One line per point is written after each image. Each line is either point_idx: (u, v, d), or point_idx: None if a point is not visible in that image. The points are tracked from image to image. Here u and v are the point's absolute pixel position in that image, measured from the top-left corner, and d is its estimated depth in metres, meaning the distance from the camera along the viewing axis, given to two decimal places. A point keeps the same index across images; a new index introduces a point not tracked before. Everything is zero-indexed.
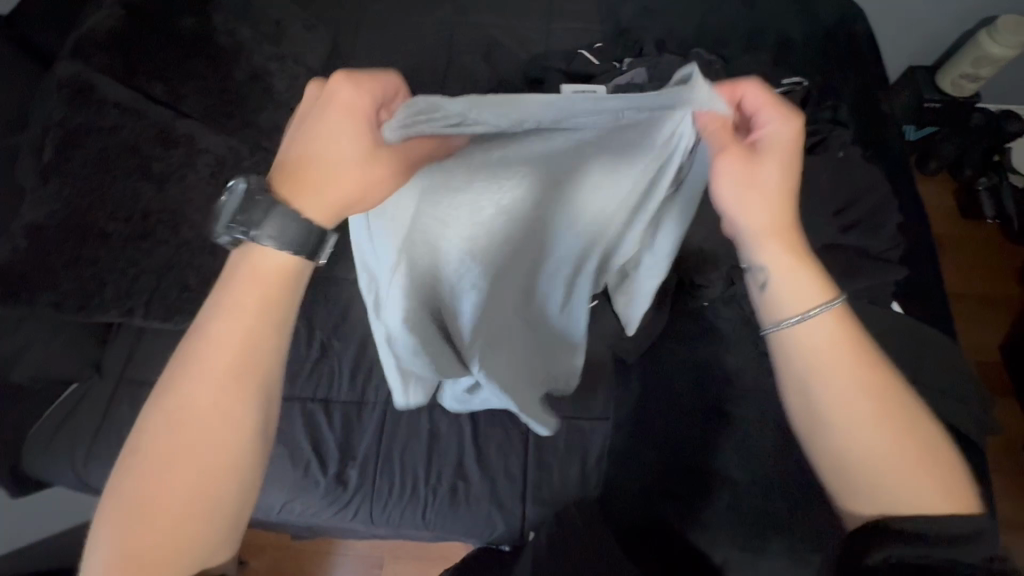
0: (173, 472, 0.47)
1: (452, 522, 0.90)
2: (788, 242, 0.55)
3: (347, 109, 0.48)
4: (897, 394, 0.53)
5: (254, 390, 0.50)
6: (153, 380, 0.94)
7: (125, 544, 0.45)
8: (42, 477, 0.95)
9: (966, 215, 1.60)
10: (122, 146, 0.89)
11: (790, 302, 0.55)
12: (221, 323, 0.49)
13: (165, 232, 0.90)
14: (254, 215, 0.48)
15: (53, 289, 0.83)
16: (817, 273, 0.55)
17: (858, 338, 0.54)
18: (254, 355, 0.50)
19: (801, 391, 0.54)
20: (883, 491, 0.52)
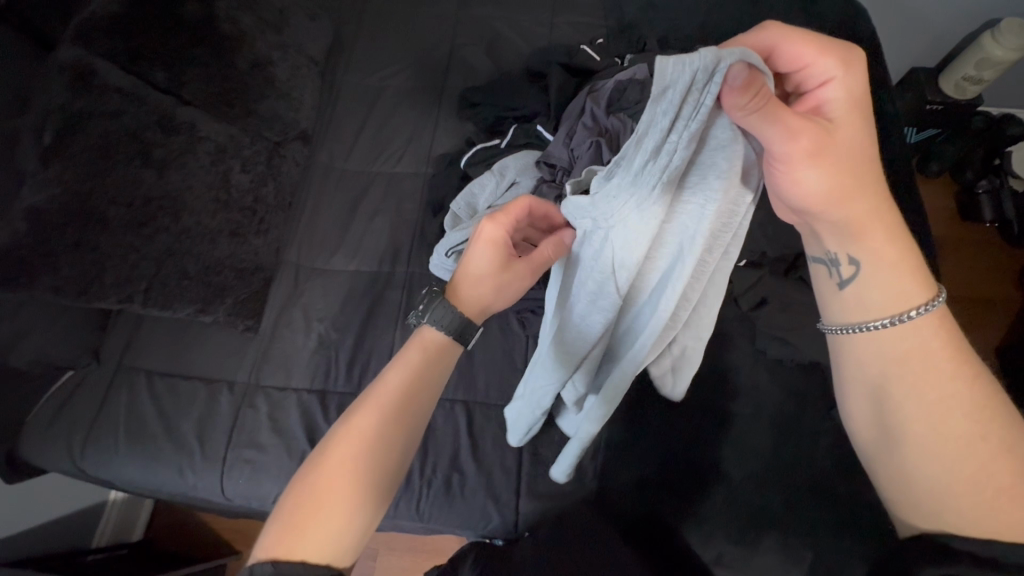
0: (334, 474, 0.52)
1: (447, 515, 0.89)
2: (888, 233, 0.54)
3: (491, 240, 0.63)
4: (992, 414, 0.50)
5: (407, 427, 0.56)
6: (151, 367, 0.95)
7: (284, 533, 0.50)
8: (38, 464, 0.95)
9: (966, 218, 1.60)
10: (123, 132, 0.88)
11: (878, 305, 0.53)
12: (393, 371, 0.58)
13: (166, 219, 0.91)
14: (432, 309, 0.62)
15: (53, 273, 0.82)
16: (917, 274, 0.54)
17: (956, 350, 0.52)
18: (415, 398, 0.57)
19: (875, 400, 0.54)
20: (948, 506, 0.49)
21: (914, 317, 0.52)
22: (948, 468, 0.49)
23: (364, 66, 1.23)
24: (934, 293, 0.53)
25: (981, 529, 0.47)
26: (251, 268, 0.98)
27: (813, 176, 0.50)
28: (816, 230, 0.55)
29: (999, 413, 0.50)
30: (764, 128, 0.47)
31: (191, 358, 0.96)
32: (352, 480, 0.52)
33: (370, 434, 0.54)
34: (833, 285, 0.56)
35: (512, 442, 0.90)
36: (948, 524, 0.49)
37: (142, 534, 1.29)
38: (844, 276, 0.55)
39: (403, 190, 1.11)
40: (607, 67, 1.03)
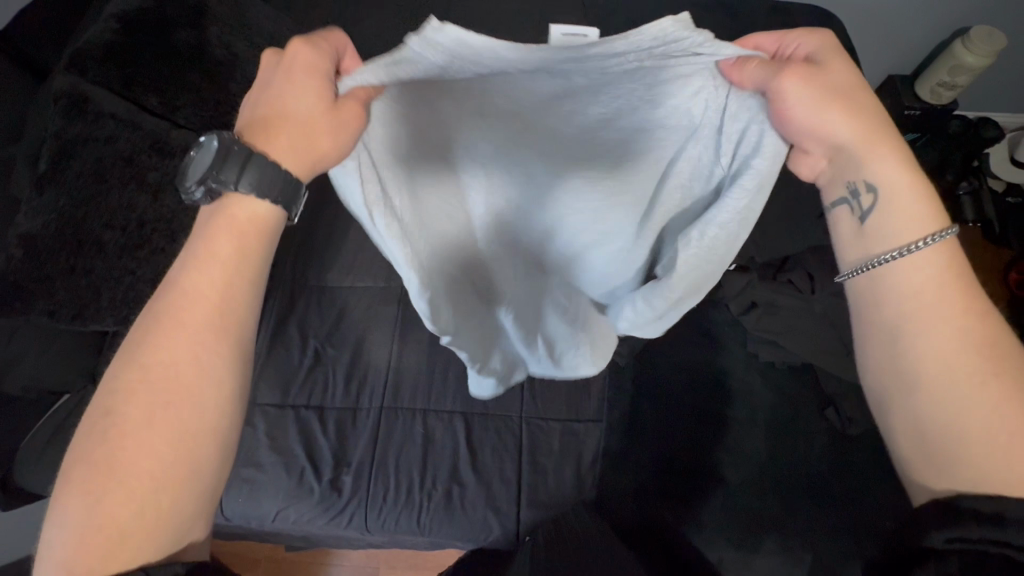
0: (152, 429, 0.46)
1: (446, 528, 0.89)
2: (903, 162, 0.55)
3: (309, 67, 0.50)
4: (998, 353, 0.51)
5: (232, 342, 0.50)
6: None
7: (93, 518, 0.42)
8: (35, 490, 0.95)
9: (948, 218, 1.65)
10: (117, 156, 0.90)
11: (891, 234, 0.55)
12: (190, 274, 0.49)
13: (162, 241, 0.91)
14: (230, 170, 0.49)
15: (48, 297, 0.84)
16: (931, 209, 0.55)
17: (968, 293, 0.53)
18: (232, 302, 0.50)
19: (891, 337, 0.54)
20: (962, 459, 0.49)
21: (921, 247, 0.53)
22: (960, 411, 0.50)
23: None
24: (946, 226, 0.54)
25: (991, 485, 0.47)
26: None
27: (798, 121, 0.52)
28: (836, 156, 0.56)
29: (1011, 354, 0.51)
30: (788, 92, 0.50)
31: None
32: (162, 421, 0.46)
33: (178, 365, 0.48)
34: (855, 221, 0.57)
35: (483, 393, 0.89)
36: (957, 478, 0.49)
37: None
38: (866, 208, 0.56)
39: None
40: None
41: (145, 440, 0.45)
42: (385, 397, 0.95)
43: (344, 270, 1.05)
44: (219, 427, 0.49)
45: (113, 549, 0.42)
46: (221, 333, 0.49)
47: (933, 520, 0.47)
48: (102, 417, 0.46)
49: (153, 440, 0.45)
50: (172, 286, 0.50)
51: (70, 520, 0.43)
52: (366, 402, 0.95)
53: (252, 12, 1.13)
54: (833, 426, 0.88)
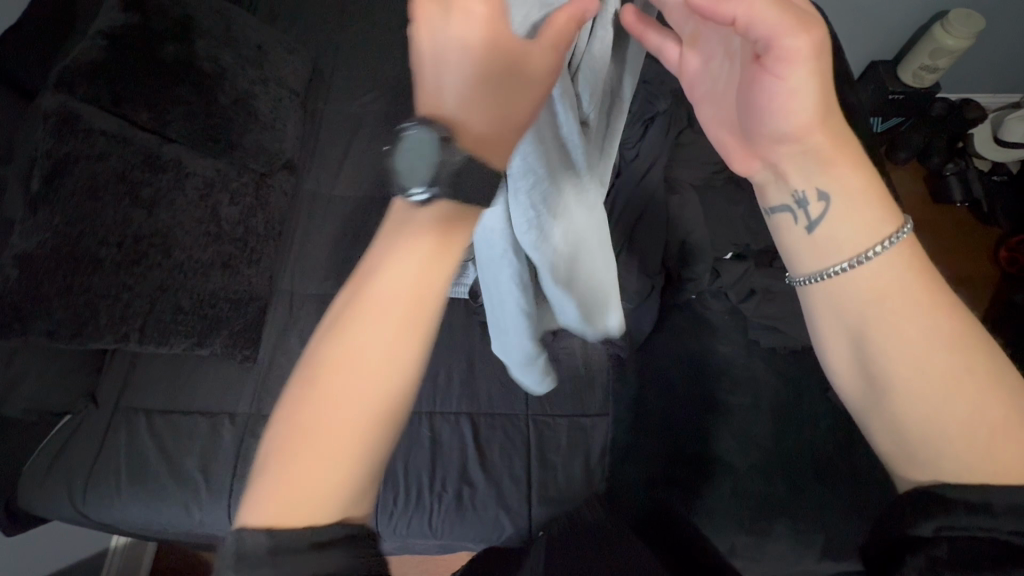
0: (334, 393, 0.40)
1: (458, 529, 0.89)
2: (854, 165, 0.50)
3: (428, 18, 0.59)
4: (966, 343, 0.47)
5: (413, 323, 0.42)
6: (150, 406, 0.94)
7: (277, 486, 0.38)
8: (38, 514, 0.93)
9: (935, 200, 1.66)
10: (112, 173, 0.90)
11: (845, 244, 0.50)
12: (394, 233, 0.43)
13: (158, 255, 0.91)
14: None
15: (47, 317, 0.83)
16: (882, 202, 0.50)
17: (928, 281, 0.49)
18: (425, 270, 0.42)
19: (856, 344, 0.50)
20: (942, 456, 0.47)
21: (872, 257, 0.49)
22: (943, 411, 0.47)
23: (345, 94, 1.26)
24: (898, 221, 0.49)
25: (979, 475, 0.46)
26: (245, 298, 0.98)
27: (791, 103, 0.45)
28: (783, 166, 0.51)
29: (980, 336, 0.48)
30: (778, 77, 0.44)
31: (187, 395, 0.95)
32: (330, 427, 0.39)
33: (387, 325, 0.41)
34: (802, 231, 0.52)
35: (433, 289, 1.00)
36: (941, 470, 0.47)
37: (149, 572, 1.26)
38: (814, 216, 0.51)
39: (391, 213, 1.12)
40: None
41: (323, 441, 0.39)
42: None
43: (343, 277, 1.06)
44: (376, 405, 0.40)
45: (298, 510, 0.38)
46: (392, 331, 0.41)
47: (921, 509, 0.47)
48: (308, 371, 0.41)
49: (359, 397, 0.40)
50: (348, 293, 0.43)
51: (263, 484, 0.39)
52: None
53: (238, 23, 1.13)
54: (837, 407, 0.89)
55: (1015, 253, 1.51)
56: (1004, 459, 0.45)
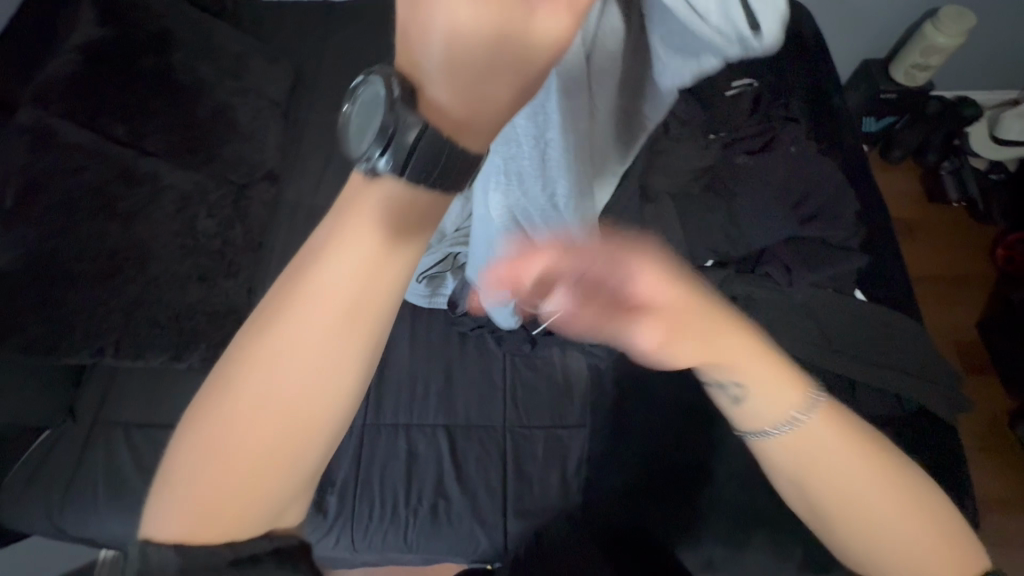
0: (257, 418, 0.40)
1: (434, 542, 0.89)
2: (763, 357, 0.54)
3: None
4: (853, 455, 0.55)
5: (361, 336, 0.39)
6: (127, 420, 0.94)
7: (190, 499, 0.42)
8: (19, 529, 0.93)
9: (931, 198, 1.63)
10: (86, 189, 0.90)
11: (766, 413, 0.55)
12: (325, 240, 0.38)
13: (133, 269, 0.91)
14: None
15: (20, 334, 0.83)
16: (793, 376, 0.55)
17: (843, 428, 0.55)
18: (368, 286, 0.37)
19: (791, 479, 0.57)
20: (908, 561, 0.57)
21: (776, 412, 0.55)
22: (886, 535, 0.56)
23: (328, 104, 1.26)
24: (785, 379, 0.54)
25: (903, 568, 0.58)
26: (222, 311, 0.98)
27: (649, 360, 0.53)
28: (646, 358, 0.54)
29: (903, 467, 0.56)
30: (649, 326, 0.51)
31: (165, 408, 0.95)
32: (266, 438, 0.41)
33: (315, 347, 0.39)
34: (722, 400, 0.56)
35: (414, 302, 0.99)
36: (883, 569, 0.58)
37: None
38: (736, 394, 0.55)
39: None
40: None
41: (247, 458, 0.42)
42: (366, 414, 0.94)
43: None
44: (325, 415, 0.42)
45: (219, 521, 0.43)
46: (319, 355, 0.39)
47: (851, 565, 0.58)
48: (221, 388, 0.41)
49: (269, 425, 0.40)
50: (268, 315, 0.39)
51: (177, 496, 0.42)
52: None
53: (217, 34, 1.14)
54: None
55: (1013, 252, 1.49)
56: (928, 545, 0.57)
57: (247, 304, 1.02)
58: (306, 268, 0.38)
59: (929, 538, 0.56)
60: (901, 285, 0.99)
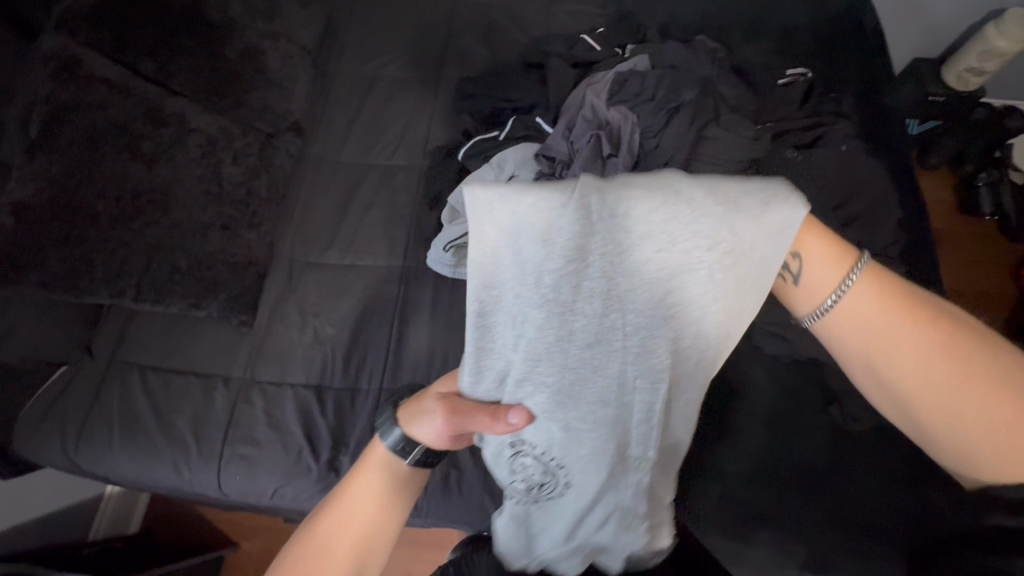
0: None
1: (444, 510, 0.89)
2: (887, 301, 0.52)
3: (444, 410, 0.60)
4: (945, 334, 0.51)
5: (369, 541, 0.60)
6: (144, 362, 0.94)
7: None
8: (31, 459, 0.93)
9: (963, 210, 1.58)
10: (110, 124, 0.87)
11: (898, 372, 0.52)
12: (361, 484, 0.61)
13: (155, 212, 0.89)
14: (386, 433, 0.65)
15: (42, 268, 0.82)
16: (878, 289, 0.53)
17: (901, 299, 0.53)
18: (377, 520, 0.61)
19: (872, 368, 0.53)
20: (975, 451, 0.51)
21: (848, 288, 0.53)
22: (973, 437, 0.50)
23: (359, 56, 1.21)
24: (849, 260, 0.54)
25: (982, 465, 0.51)
26: (244, 262, 0.97)
27: (361, 489, 0.61)
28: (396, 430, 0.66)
29: (968, 361, 0.50)
30: (365, 485, 0.61)
31: (183, 354, 0.95)
32: (334, 562, 0.58)
33: (342, 534, 0.59)
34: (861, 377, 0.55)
35: (435, 268, 1.00)
36: (982, 460, 0.51)
37: (139, 526, 1.27)
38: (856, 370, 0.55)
39: (398, 183, 1.09)
40: (607, 59, 1.09)
41: (359, 526, 0.59)
42: (383, 377, 0.94)
43: (345, 246, 1.04)
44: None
45: None
46: (345, 543, 0.58)
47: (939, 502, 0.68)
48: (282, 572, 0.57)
49: None
50: (323, 508, 0.61)
51: None
52: (365, 382, 0.94)
53: None
54: (833, 421, 0.88)
55: None
56: (995, 430, 0.49)
57: (267, 258, 1.00)
58: (348, 488, 0.61)
59: (996, 424, 0.49)
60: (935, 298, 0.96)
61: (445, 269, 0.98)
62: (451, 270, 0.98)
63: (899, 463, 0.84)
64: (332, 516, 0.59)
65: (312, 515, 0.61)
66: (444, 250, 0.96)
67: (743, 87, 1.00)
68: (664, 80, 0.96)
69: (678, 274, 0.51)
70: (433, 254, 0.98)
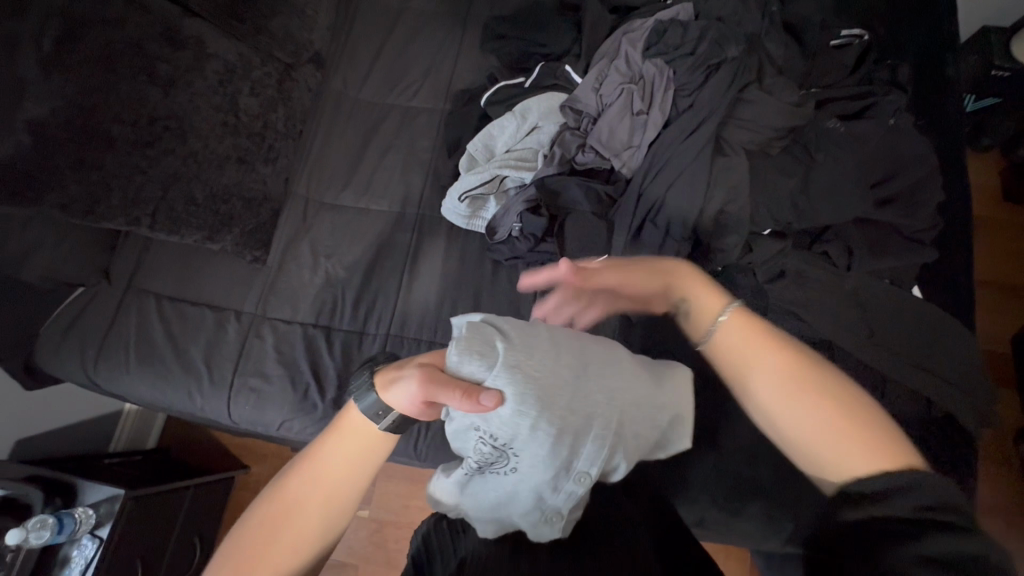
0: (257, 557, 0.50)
1: (444, 455, 0.92)
2: (748, 329, 0.57)
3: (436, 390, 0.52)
4: (800, 363, 0.54)
5: (332, 510, 0.53)
6: (160, 289, 0.96)
7: None
8: (54, 374, 0.96)
9: (1008, 197, 1.50)
10: (127, 43, 0.83)
11: (765, 388, 0.54)
12: (323, 451, 0.53)
13: (173, 141, 0.88)
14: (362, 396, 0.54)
15: (60, 191, 0.80)
16: (741, 320, 0.58)
17: (772, 339, 0.56)
18: (340, 488, 0.53)
19: (744, 389, 0.56)
20: (836, 459, 0.50)
21: (722, 321, 0.58)
22: (835, 448, 0.50)
23: None
24: (726, 303, 0.60)
25: (842, 470, 0.50)
26: (258, 198, 0.97)
27: (323, 456, 0.53)
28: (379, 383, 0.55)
29: (822, 384, 0.53)
30: (327, 450, 0.53)
31: (198, 285, 0.96)
32: (294, 534, 0.51)
33: (299, 507, 0.52)
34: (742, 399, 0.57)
35: (451, 219, 0.98)
36: (844, 468, 0.49)
37: (156, 442, 1.33)
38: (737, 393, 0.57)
39: (418, 126, 1.05)
40: (648, 5, 1.01)
41: (320, 498, 0.52)
42: (392, 323, 0.94)
43: (360, 188, 1.02)
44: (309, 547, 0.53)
45: None
46: (304, 516, 0.52)
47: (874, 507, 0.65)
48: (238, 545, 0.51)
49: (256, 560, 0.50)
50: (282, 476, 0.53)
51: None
52: (373, 327, 0.94)
53: None
54: None
55: None
56: (851, 445, 0.49)
57: (281, 196, 1.01)
58: (309, 457, 0.53)
59: (849, 438, 0.50)
60: (963, 287, 0.92)
61: (461, 220, 0.97)
62: (467, 221, 0.96)
63: None
64: (288, 488, 0.52)
65: (268, 488, 0.53)
66: (463, 201, 0.94)
67: (794, 46, 0.93)
68: (709, 33, 0.88)
69: (615, 364, 0.55)
70: (449, 201, 0.96)
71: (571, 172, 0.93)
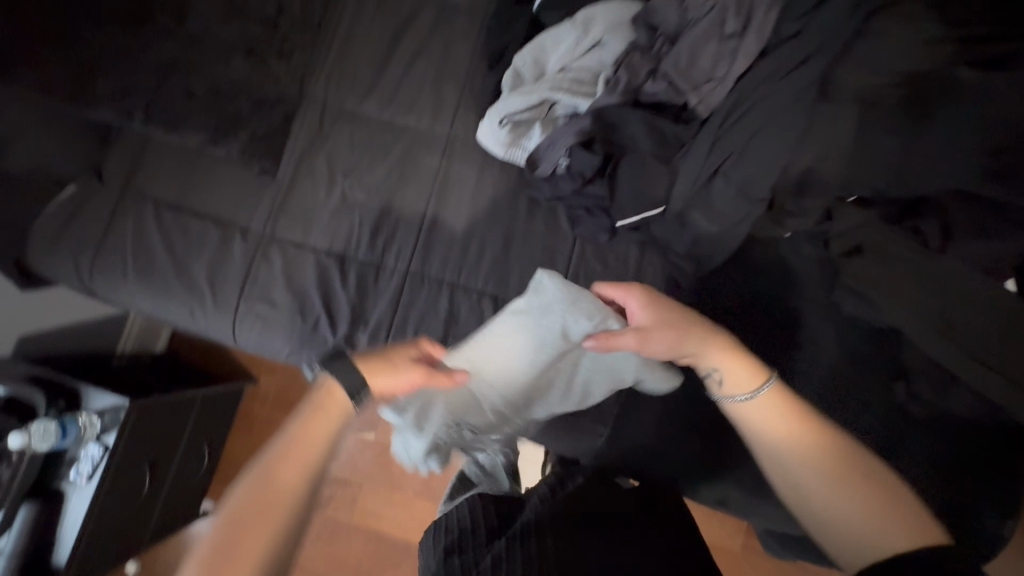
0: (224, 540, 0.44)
1: None
2: (779, 405, 0.57)
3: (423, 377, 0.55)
4: (829, 442, 0.55)
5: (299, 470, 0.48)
6: (158, 195, 0.87)
7: None
8: (48, 276, 0.88)
9: None
10: None
11: (792, 466, 0.55)
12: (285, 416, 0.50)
13: (169, 20, 0.78)
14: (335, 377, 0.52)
15: (35, 69, 0.73)
16: (772, 396, 0.58)
17: (801, 414, 0.57)
18: (305, 441, 0.49)
19: (775, 464, 0.56)
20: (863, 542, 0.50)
21: (755, 395, 0.58)
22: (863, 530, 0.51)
23: None
24: (763, 376, 0.59)
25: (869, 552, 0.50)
26: (270, 98, 0.84)
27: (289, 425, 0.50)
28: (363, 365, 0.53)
29: (848, 462, 0.53)
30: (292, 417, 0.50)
31: (200, 195, 0.87)
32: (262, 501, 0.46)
33: (264, 471, 0.47)
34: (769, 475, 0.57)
35: (485, 144, 0.85)
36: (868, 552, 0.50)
37: (166, 346, 1.29)
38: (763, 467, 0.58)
39: (455, 27, 0.89)
40: None
41: (286, 457, 0.48)
42: (412, 258, 0.85)
43: (384, 97, 0.88)
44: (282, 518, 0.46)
45: None
46: (271, 485, 0.46)
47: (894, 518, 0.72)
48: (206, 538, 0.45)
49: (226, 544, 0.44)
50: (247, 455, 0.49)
51: None
52: (391, 260, 0.85)
53: None
54: (896, 401, 0.80)
55: None
56: (883, 527, 0.50)
57: (297, 97, 0.87)
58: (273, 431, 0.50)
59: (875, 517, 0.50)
60: None
61: (499, 148, 0.83)
62: (506, 151, 0.83)
63: (957, 456, 0.77)
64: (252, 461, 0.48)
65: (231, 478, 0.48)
66: (502, 127, 0.82)
67: None
68: None
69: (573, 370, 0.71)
70: (485, 126, 0.83)
71: (635, 104, 0.80)
